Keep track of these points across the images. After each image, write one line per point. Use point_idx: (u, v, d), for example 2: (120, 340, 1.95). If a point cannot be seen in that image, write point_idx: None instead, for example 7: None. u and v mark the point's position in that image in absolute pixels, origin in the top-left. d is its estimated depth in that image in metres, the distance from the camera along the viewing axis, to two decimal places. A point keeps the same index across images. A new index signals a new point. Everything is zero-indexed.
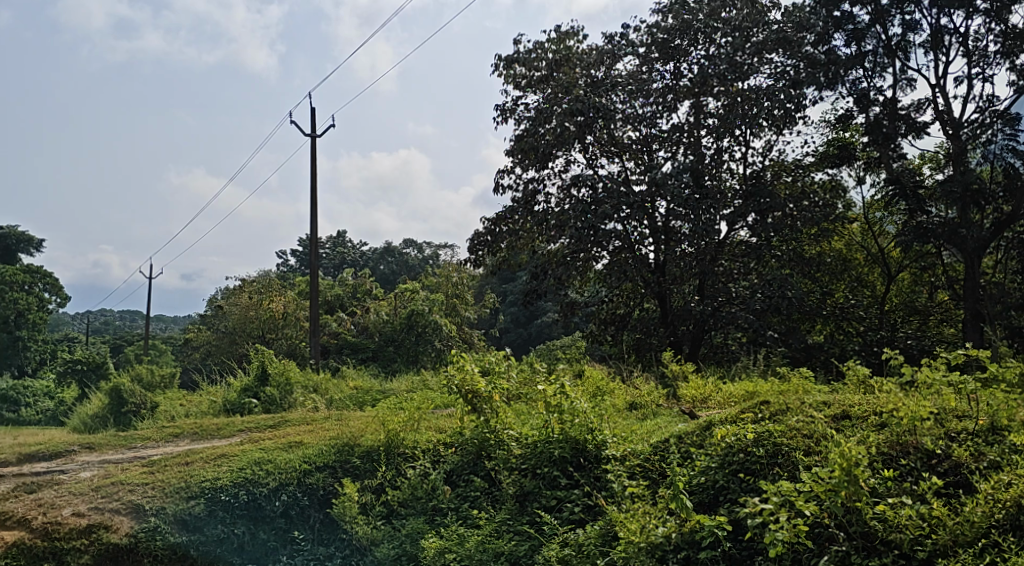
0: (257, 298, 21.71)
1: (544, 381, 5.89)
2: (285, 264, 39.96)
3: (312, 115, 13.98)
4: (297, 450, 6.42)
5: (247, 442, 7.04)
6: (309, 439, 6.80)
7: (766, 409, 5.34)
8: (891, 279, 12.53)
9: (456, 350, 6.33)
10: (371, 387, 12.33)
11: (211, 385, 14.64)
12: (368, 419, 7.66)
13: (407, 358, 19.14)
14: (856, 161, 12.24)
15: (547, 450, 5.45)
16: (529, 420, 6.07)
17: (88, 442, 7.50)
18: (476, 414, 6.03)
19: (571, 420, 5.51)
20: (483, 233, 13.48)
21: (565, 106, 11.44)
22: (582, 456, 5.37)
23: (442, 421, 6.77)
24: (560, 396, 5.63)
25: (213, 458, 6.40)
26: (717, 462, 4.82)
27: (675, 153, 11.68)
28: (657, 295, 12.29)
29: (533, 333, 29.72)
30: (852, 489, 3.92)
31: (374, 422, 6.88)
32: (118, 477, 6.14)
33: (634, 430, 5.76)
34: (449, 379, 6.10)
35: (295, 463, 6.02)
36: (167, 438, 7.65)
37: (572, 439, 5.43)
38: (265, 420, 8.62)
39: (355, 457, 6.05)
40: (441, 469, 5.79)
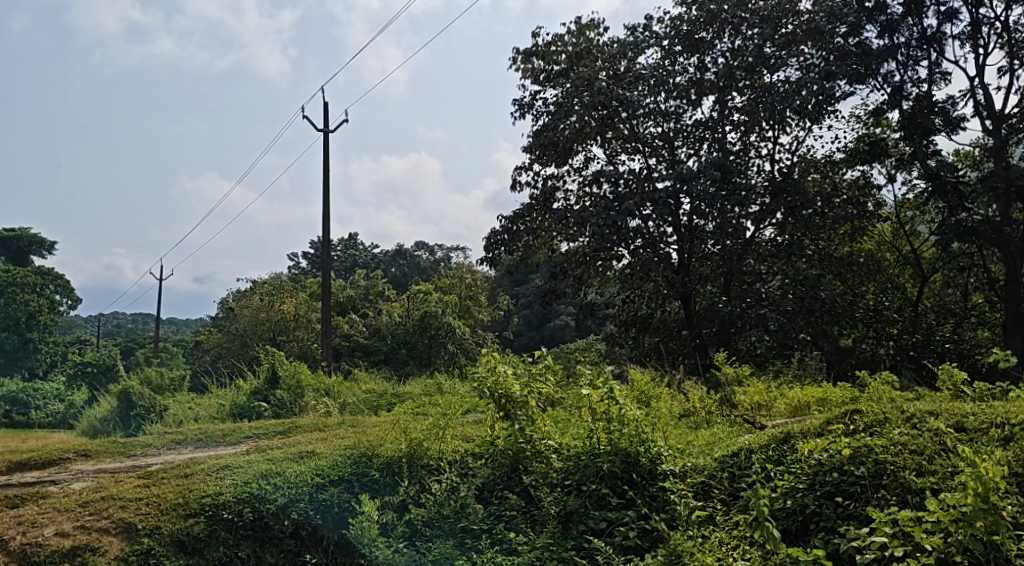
0: (268, 300, 21.41)
1: (587, 385, 5.51)
2: (296, 266, 39.76)
3: (324, 111, 13.65)
4: (309, 461, 6.03)
5: (256, 451, 6.67)
6: (321, 448, 6.44)
7: (858, 419, 4.95)
8: (925, 282, 12.16)
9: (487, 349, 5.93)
10: (384, 391, 11.97)
11: (221, 389, 14.31)
12: (383, 426, 7.31)
13: (420, 362, 18.79)
14: (887, 158, 11.78)
15: (594, 462, 5.10)
16: (569, 429, 5.73)
17: (85, 449, 7.15)
18: (510, 421, 5.63)
19: (623, 429, 5.18)
20: (499, 232, 13.05)
21: (587, 100, 11.09)
22: (636, 471, 5.03)
23: (468, 430, 6.39)
24: (606, 402, 5.27)
25: (216, 470, 6.03)
26: (807, 483, 4.44)
27: (699, 149, 11.26)
28: (682, 296, 11.86)
29: (545, 336, 29.33)
30: (990, 519, 3.48)
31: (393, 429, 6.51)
32: (110, 491, 5.74)
33: (694, 442, 5.42)
34: (480, 380, 5.71)
35: (307, 476, 5.63)
36: (169, 446, 7.30)
37: (622, 451, 5.08)
38: (275, 425, 8.28)
39: (374, 470, 5.66)
40: (469, 485, 5.38)
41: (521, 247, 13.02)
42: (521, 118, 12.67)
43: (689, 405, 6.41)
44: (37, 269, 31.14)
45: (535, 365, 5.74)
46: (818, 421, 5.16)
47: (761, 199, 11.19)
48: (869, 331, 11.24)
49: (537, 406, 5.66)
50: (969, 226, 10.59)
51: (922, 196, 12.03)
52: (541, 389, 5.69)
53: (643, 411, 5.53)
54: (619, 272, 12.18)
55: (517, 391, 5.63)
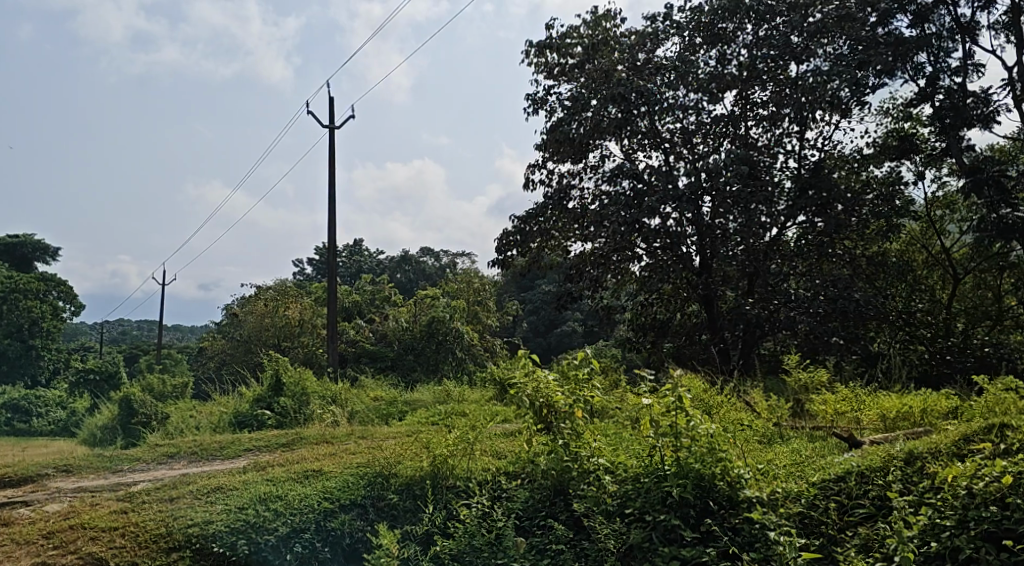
0: (273, 305, 20.98)
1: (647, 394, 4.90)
2: (301, 272, 39.32)
3: (330, 107, 13.16)
4: (315, 482, 5.56)
5: (256, 469, 6.18)
6: (327, 466, 5.97)
7: (1010, 436, 4.47)
8: (957, 282, 11.62)
9: (522, 348, 5.30)
10: (393, 398, 11.51)
11: (224, 396, 13.85)
12: (396, 440, 6.85)
13: (427, 368, 18.30)
14: (916, 154, 11.30)
15: (661, 486, 4.57)
16: (621, 445, 5.26)
17: (65, 465, 6.67)
18: (552, 434, 5.09)
19: (695, 447, 4.60)
20: (512, 233, 12.55)
21: (606, 93, 10.63)
22: (713, 498, 4.52)
23: (499, 447, 5.98)
24: (678, 412, 4.66)
25: (205, 494, 5.52)
26: (956, 520, 3.96)
27: (721, 145, 10.80)
28: (704, 298, 11.34)
29: (552, 342, 28.91)
30: None
31: (414, 444, 6.08)
32: (82, 518, 5.24)
33: (777, 462, 4.93)
34: (517, 387, 5.12)
35: (312, 501, 5.15)
36: (159, 460, 6.82)
37: (693, 474, 4.53)
38: (278, 436, 7.82)
39: (393, 493, 5.24)
40: (503, 510, 4.95)
41: (535, 248, 12.53)
42: (535, 115, 12.22)
43: (733, 413, 5.88)
44: (42, 275, 30.85)
45: (581, 368, 5.13)
46: (954, 438, 4.69)
47: (787, 196, 10.72)
48: (902, 335, 10.72)
49: (583, 417, 5.07)
50: (1011, 223, 10.30)
51: (955, 194, 11.73)
52: (589, 397, 5.08)
53: (709, 420, 4.94)
54: (638, 274, 11.70)
55: (562, 400, 5.02)
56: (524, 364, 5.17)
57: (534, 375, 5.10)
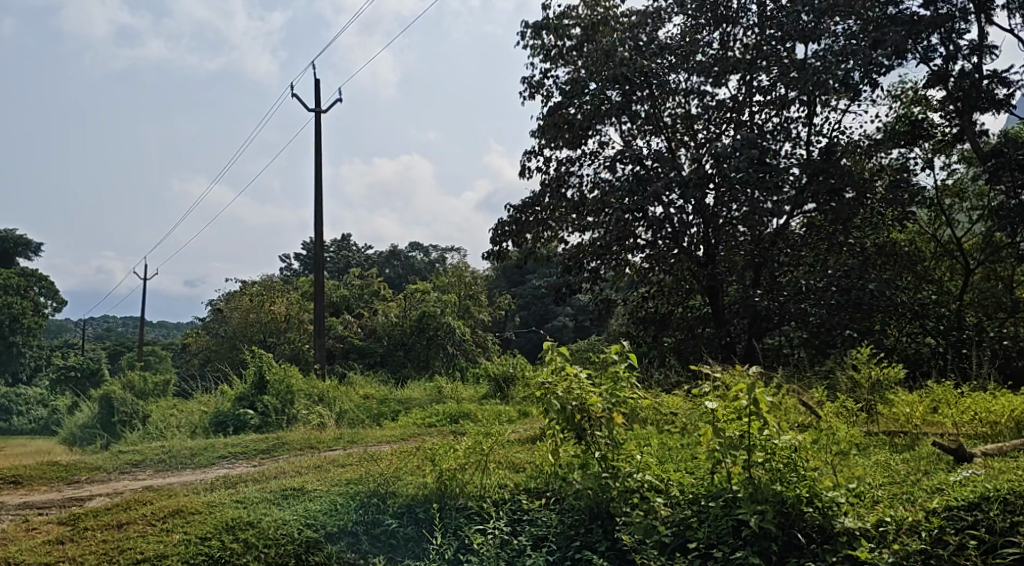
0: (258, 300, 20.36)
1: (712, 399, 4.40)
2: (289, 267, 38.67)
3: (315, 92, 12.60)
4: (294, 504, 5.03)
5: (229, 485, 5.65)
6: (309, 483, 5.45)
7: None
8: (969, 274, 11.14)
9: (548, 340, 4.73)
10: (384, 397, 10.99)
11: (206, 394, 13.31)
12: (390, 451, 6.36)
13: (418, 364, 17.77)
14: (927, 139, 10.87)
15: (732, 514, 4.13)
16: (673, 461, 4.85)
17: (16, 476, 6.11)
18: (588, 448, 4.60)
19: (771, 464, 4.19)
20: (506, 223, 12.02)
21: (607, 73, 10.15)
22: (800, 530, 4.09)
23: (517, 463, 5.53)
24: (754, 417, 4.19)
25: (161, 516, 4.95)
26: None
27: (727, 130, 10.36)
28: (709, 289, 10.87)
29: (543, 338, 28.55)
30: None
31: (414, 459, 5.61)
32: (18, 546, 4.65)
33: (875, 482, 4.48)
34: (543, 391, 4.60)
35: (291, 529, 4.60)
36: (122, 470, 6.32)
37: (776, 498, 4.10)
38: (257, 442, 7.30)
39: (388, 518, 4.71)
40: (525, 536, 4.44)
41: (530, 239, 12.04)
42: (531, 100, 11.73)
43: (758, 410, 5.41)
44: (21, 271, 30.00)
45: (618, 367, 4.55)
46: None
47: (795, 183, 10.27)
48: (918, 327, 10.29)
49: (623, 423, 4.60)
50: None
51: (965, 179, 11.40)
52: (631, 401, 4.52)
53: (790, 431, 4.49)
54: (639, 265, 11.24)
55: (596, 404, 4.51)
56: (553, 362, 4.61)
57: (563, 376, 4.57)
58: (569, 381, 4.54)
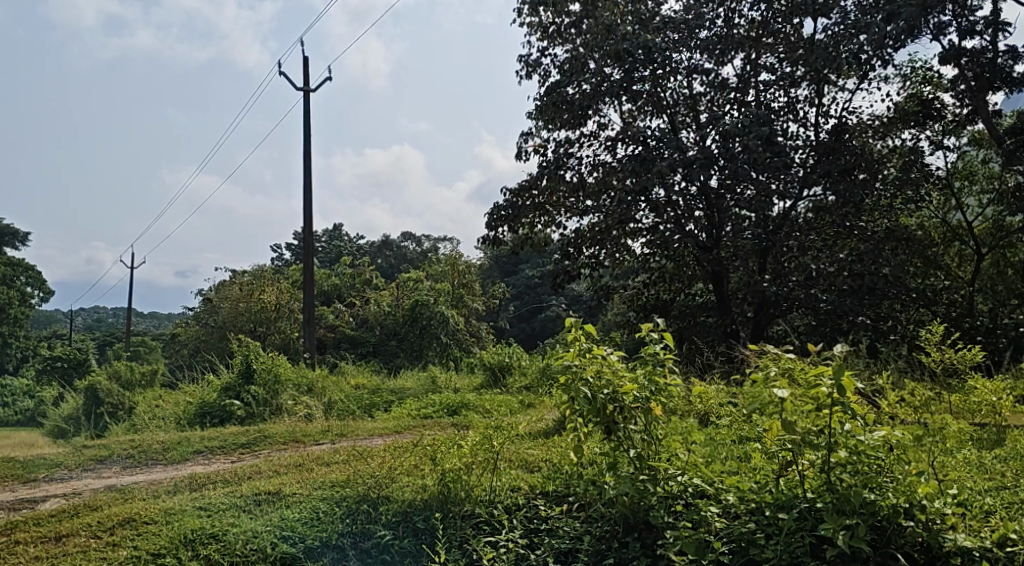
0: (248, 289, 19.93)
1: (781, 385, 3.64)
2: (279, 258, 38.24)
3: (303, 70, 12.15)
4: (270, 512, 4.60)
5: (195, 488, 5.24)
6: (290, 486, 5.05)
7: None
8: (980, 259, 10.76)
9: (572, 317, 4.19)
10: (377, 387, 10.60)
11: (191, 384, 12.93)
12: (381, 449, 5.98)
13: (410, 354, 17.42)
14: (937, 119, 10.49)
15: (812, 531, 3.60)
16: (720, 462, 4.43)
17: None
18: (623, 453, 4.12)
19: (854, 466, 3.60)
20: (502, 208, 11.60)
21: (610, 48, 9.77)
22: (898, 549, 3.54)
23: (526, 462, 5.17)
24: (834, 409, 3.54)
25: (120, 527, 4.51)
26: None
27: (732, 110, 10.04)
28: (713, 276, 10.63)
29: (536, 328, 28.41)
30: None
31: (411, 459, 5.22)
32: None
33: (981, 489, 4.02)
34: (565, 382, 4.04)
35: (263, 543, 4.17)
36: (84, 468, 6.01)
37: (868, 511, 3.52)
38: (239, 436, 6.96)
39: (380, 528, 4.28)
40: (543, 549, 4.03)
41: (527, 224, 11.63)
42: (527, 80, 11.32)
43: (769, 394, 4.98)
44: (8, 260, 29.44)
45: (655, 351, 4.02)
46: None
47: (802, 164, 9.96)
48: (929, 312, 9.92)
49: (660, 415, 4.09)
50: None
51: (976, 160, 11.10)
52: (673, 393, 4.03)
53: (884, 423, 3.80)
54: (640, 251, 10.92)
55: (626, 396, 3.97)
56: (577, 346, 4.06)
57: (588, 365, 4.02)
58: (594, 370, 4.00)
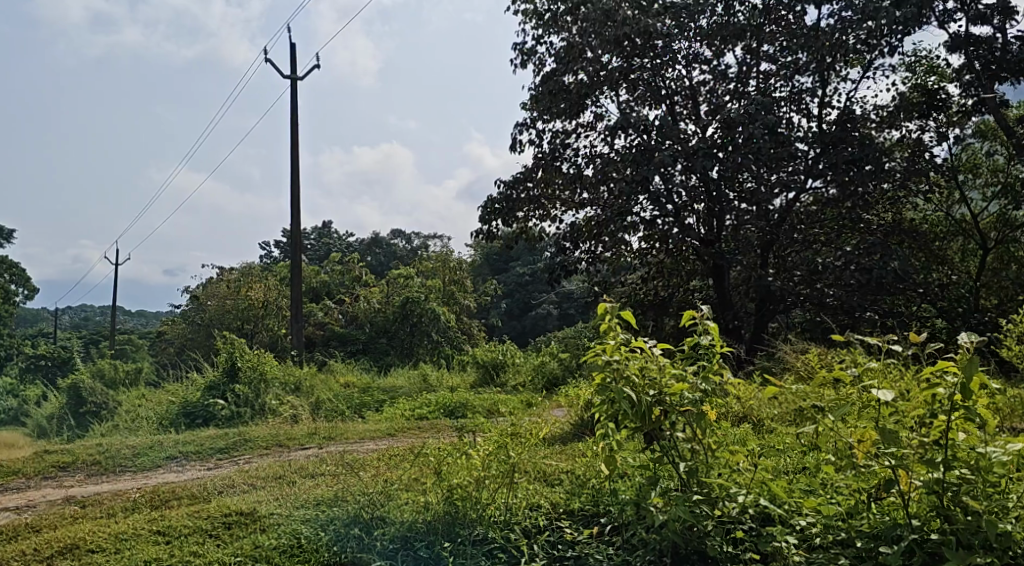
0: (235, 286, 19.55)
1: (877, 385, 3.15)
2: (268, 256, 37.85)
3: (289, 58, 11.76)
4: (244, 539, 4.20)
5: (157, 506, 4.86)
6: (270, 506, 4.66)
7: None
8: (987, 253, 10.40)
9: (607, 301, 3.67)
10: (366, 386, 10.26)
11: (173, 383, 12.60)
12: (371, 458, 5.62)
13: (401, 352, 17.04)
14: (942, 111, 10.01)
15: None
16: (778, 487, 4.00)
17: None
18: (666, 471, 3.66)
19: (978, 486, 3.04)
20: (496, 201, 11.27)
21: (609, 33, 9.42)
22: None
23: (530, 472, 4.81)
24: (947, 412, 3.04)
25: (76, 554, 4.12)
26: None
27: (734, 98, 9.72)
28: (714, 269, 10.27)
29: (527, 325, 28.11)
30: None
31: (413, 469, 4.85)
32: None
33: None
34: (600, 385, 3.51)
35: None
36: (45, 476, 5.69)
37: (1001, 546, 2.95)
38: (216, 443, 6.61)
39: (374, 557, 3.86)
40: None
41: (521, 218, 11.29)
42: (523, 68, 10.97)
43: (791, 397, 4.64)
44: None
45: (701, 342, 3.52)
46: None
47: (804, 155, 9.66)
48: (935, 308, 9.62)
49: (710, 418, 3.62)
50: None
51: (978, 153, 10.77)
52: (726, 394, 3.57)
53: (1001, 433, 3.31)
54: (638, 245, 10.62)
55: (672, 400, 3.50)
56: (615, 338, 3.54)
57: (627, 363, 3.50)
58: (636, 371, 3.48)
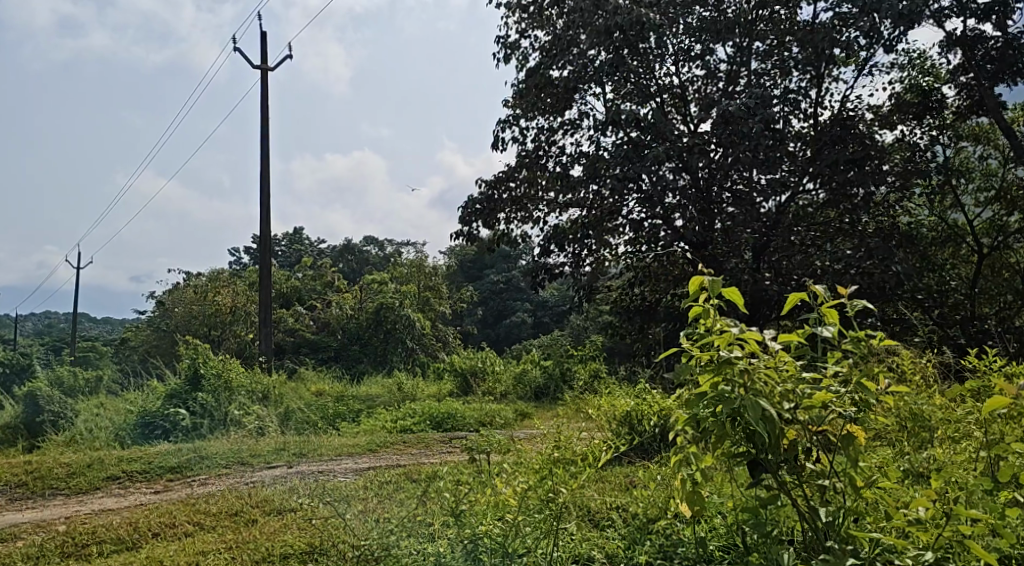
0: (203, 292, 18.89)
1: None
2: (238, 260, 36.98)
3: (260, 48, 11.21)
4: None
5: (79, 554, 4.24)
6: (232, 549, 4.12)
7: None
8: (980, 260, 10.15)
9: (707, 272, 2.83)
10: (339, 394, 9.74)
11: (134, 392, 11.96)
12: (347, 487, 5.12)
13: (375, 359, 16.48)
14: (937, 113, 9.68)
15: None
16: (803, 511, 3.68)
17: None
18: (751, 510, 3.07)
19: None
20: (476, 201, 10.79)
21: (600, 24, 9.03)
22: None
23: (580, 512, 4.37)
24: None
25: None
26: None
27: (726, 96, 9.39)
28: (705, 271, 9.93)
29: (502, 333, 27.60)
30: None
31: (422, 508, 4.37)
32: None
33: None
34: (714, 398, 2.66)
35: None
36: None
37: None
38: (170, 463, 6.05)
39: None
40: None
41: (503, 220, 10.82)
42: (506, 63, 10.53)
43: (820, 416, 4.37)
44: None
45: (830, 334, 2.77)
46: None
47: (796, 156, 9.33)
48: (931, 317, 9.33)
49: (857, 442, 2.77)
50: None
51: (971, 156, 10.55)
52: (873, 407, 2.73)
53: None
54: (624, 249, 10.24)
55: (803, 417, 2.73)
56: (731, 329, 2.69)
57: (753, 369, 2.65)
58: (763, 377, 2.65)
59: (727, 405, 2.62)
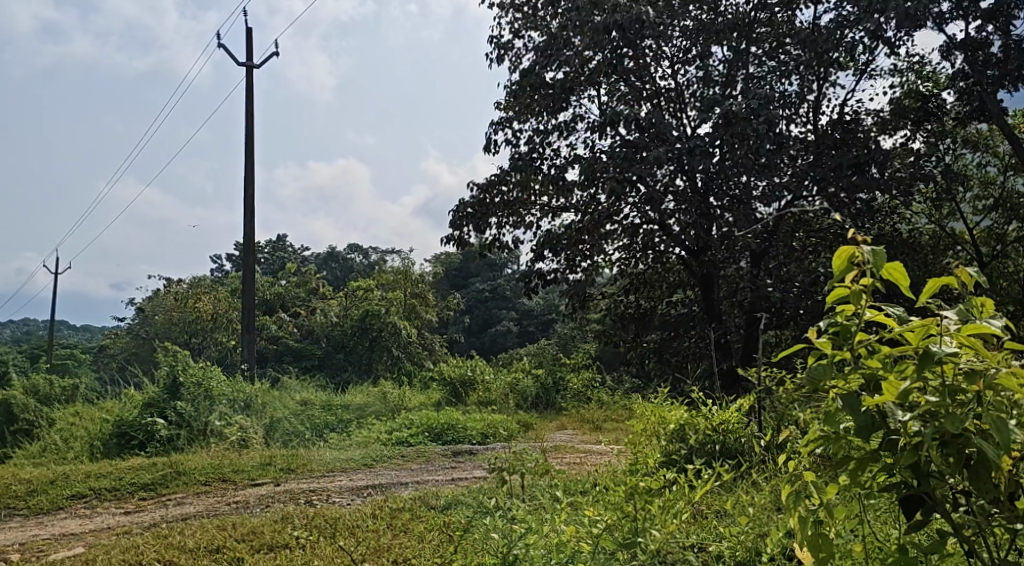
0: (184, 298, 18.44)
1: None
2: (220, 267, 36.41)
3: (245, 46, 10.90)
4: None
5: None
6: None
7: None
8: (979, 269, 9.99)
9: (865, 243, 2.25)
10: (324, 404, 9.40)
11: (111, 400, 11.54)
12: (332, 512, 4.78)
13: (360, 367, 16.13)
14: (937, 119, 9.53)
15: None
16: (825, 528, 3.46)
17: None
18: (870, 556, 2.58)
19: None
20: (468, 205, 10.54)
21: (597, 23, 8.80)
22: None
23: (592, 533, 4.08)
24: None
25: None
26: None
27: (724, 99, 9.18)
28: (703, 278, 9.74)
29: (487, 342, 27.29)
30: None
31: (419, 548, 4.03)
32: None
33: None
34: (914, 412, 2.12)
35: None
36: None
37: None
38: (145, 480, 5.69)
39: None
40: None
41: (495, 224, 10.56)
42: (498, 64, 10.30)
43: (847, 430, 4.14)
44: None
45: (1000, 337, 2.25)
46: None
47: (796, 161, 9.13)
48: None
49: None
50: None
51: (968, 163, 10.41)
52: None
53: None
54: (618, 256, 10.00)
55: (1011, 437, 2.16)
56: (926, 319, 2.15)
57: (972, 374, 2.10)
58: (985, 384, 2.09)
59: (941, 424, 2.07)
